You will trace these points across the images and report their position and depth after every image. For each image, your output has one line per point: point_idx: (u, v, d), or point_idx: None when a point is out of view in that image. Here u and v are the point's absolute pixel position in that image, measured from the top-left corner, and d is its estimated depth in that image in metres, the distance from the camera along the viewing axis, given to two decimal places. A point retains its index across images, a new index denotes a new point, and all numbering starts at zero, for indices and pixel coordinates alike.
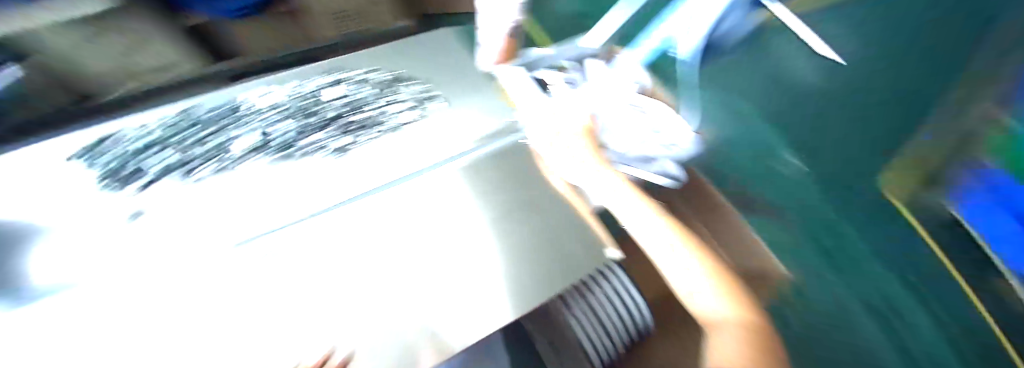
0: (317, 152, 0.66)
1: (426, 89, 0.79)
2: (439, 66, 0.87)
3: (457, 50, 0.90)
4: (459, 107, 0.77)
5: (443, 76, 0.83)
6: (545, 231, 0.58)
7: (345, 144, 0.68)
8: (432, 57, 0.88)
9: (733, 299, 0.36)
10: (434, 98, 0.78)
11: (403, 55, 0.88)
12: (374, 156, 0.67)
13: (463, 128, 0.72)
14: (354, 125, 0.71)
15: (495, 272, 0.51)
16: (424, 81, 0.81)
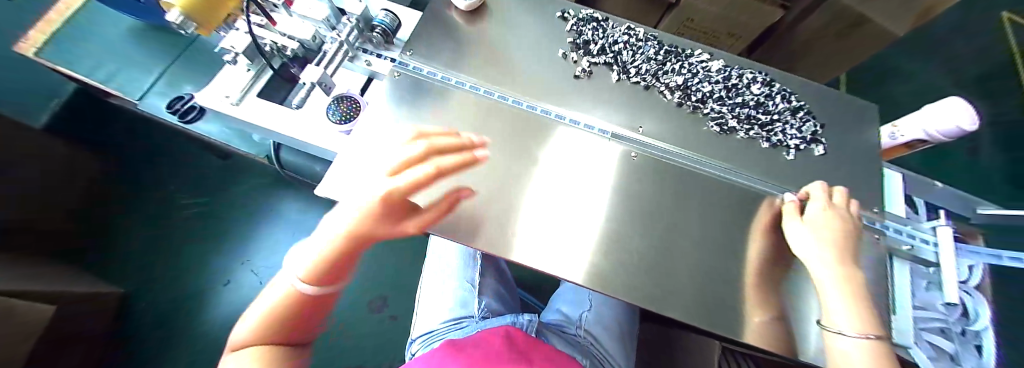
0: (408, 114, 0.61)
1: (580, 60, 0.68)
2: (553, 33, 0.70)
3: (582, 11, 0.72)
4: (593, 78, 0.67)
5: (561, 46, 0.69)
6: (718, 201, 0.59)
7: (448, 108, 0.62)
8: (549, 22, 0.71)
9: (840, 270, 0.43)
10: (582, 69, 0.67)
11: (520, 18, 0.71)
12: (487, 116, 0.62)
13: (606, 98, 0.66)
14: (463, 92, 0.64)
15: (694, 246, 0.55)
16: (573, 49, 0.68)
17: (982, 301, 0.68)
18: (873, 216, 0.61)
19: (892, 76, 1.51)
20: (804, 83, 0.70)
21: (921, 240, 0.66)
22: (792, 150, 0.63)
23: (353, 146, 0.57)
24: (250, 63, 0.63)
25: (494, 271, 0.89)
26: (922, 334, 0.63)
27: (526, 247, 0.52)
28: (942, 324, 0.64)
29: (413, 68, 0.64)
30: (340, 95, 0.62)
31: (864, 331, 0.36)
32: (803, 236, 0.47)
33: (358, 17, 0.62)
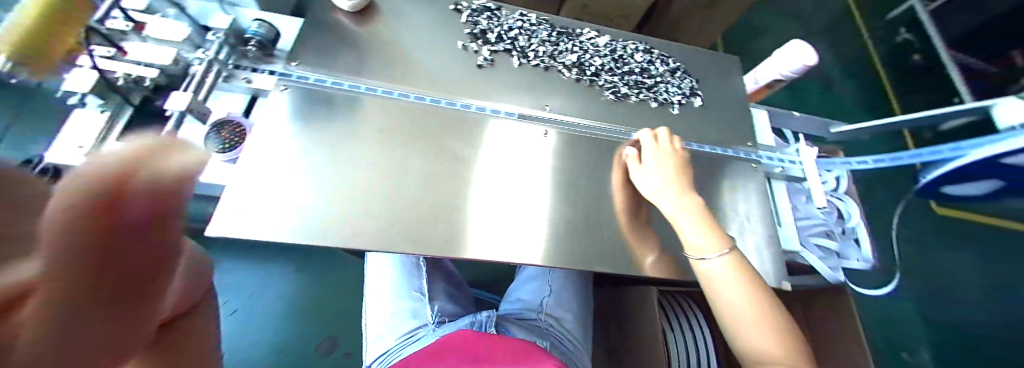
0: (307, 128, 0.58)
1: (478, 50, 0.70)
2: (448, 26, 0.71)
3: (473, 2, 0.74)
4: (494, 66, 0.69)
5: (457, 38, 0.70)
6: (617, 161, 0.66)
7: (351, 115, 0.60)
8: (442, 17, 0.72)
9: (687, 196, 0.57)
10: (482, 58, 0.69)
11: (412, 14, 0.71)
12: (395, 117, 0.62)
13: (509, 83, 0.69)
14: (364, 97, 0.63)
15: (602, 205, 0.61)
16: (470, 39, 0.70)
17: (851, 202, 0.83)
18: (748, 149, 0.75)
19: (764, 37, 1.79)
20: (680, 47, 0.79)
21: (790, 161, 0.79)
22: (675, 105, 0.72)
23: (243, 174, 0.53)
24: (102, 103, 0.55)
25: (441, 273, 0.85)
26: (809, 240, 0.76)
27: (458, 240, 0.55)
28: (824, 228, 0.77)
29: (307, 80, 0.62)
30: (221, 120, 0.57)
31: (720, 251, 0.53)
32: (652, 182, 0.60)
33: (225, 31, 0.58)
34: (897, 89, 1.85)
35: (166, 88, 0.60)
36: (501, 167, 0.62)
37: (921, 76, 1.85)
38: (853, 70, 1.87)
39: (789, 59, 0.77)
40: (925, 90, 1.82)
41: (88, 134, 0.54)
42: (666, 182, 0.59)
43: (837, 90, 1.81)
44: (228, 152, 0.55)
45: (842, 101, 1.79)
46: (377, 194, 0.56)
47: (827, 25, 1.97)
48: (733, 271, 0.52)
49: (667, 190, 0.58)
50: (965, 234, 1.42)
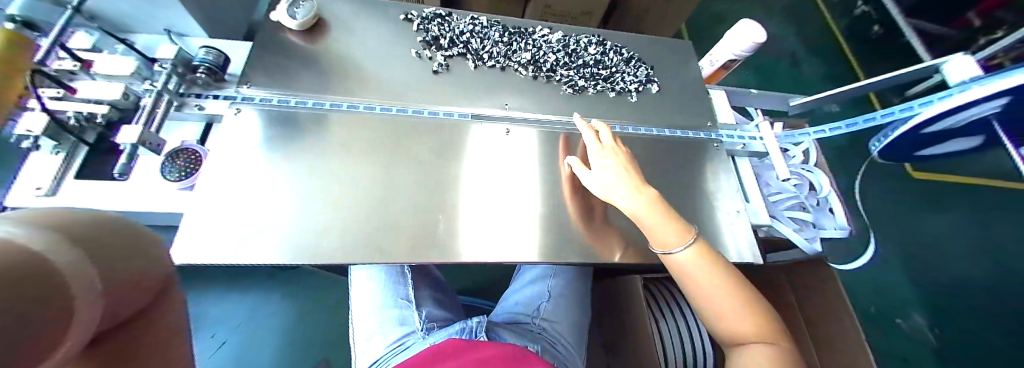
0: (266, 148, 0.58)
1: (433, 57, 0.71)
2: (400, 35, 0.72)
3: (424, 10, 0.76)
4: (450, 71, 0.71)
5: (410, 46, 0.72)
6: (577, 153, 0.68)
7: (310, 131, 0.61)
8: (394, 27, 0.73)
9: (637, 186, 0.57)
10: (438, 63, 0.70)
11: (364, 26, 0.72)
12: (353, 128, 0.63)
13: (466, 86, 0.71)
14: (321, 111, 0.63)
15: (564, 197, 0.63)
16: (423, 46, 0.72)
17: (821, 172, 0.83)
18: (708, 129, 0.77)
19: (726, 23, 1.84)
20: (632, 37, 0.82)
21: (751, 138, 0.80)
22: (633, 93, 0.75)
23: (204, 200, 0.53)
24: (55, 144, 0.55)
25: (427, 280, 0.82)
26: (782, 213, 0.78)
27: (427, 244, 0.56)
28: (796, 201, 0.80)
29: (262, 101, 0.62)
30: (177, 149, 0.57)
31: (684, 243, 0.53)
32: (600, 179, 0.59)
33: (172, 60, 0.58)
34: (862, 58, 1.90)
35: (117, 123, 0.59)
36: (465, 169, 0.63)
37: (883, 44, 1.91)
38: (817, 45, 1.93)
39: (737, 38, 0.79)
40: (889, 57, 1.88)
41: (44, 176, 0.53)
42: (618, 175, 0.58)
43: (804, 66, 1.85)
44: (184, 179, 0.55)
45: (811, 75, 1.83)
46: (342, 206, 0.57)
47: (787, 4, 2.04)
48: (702, 263, 0.52)
49: (618, 182, 0.58)
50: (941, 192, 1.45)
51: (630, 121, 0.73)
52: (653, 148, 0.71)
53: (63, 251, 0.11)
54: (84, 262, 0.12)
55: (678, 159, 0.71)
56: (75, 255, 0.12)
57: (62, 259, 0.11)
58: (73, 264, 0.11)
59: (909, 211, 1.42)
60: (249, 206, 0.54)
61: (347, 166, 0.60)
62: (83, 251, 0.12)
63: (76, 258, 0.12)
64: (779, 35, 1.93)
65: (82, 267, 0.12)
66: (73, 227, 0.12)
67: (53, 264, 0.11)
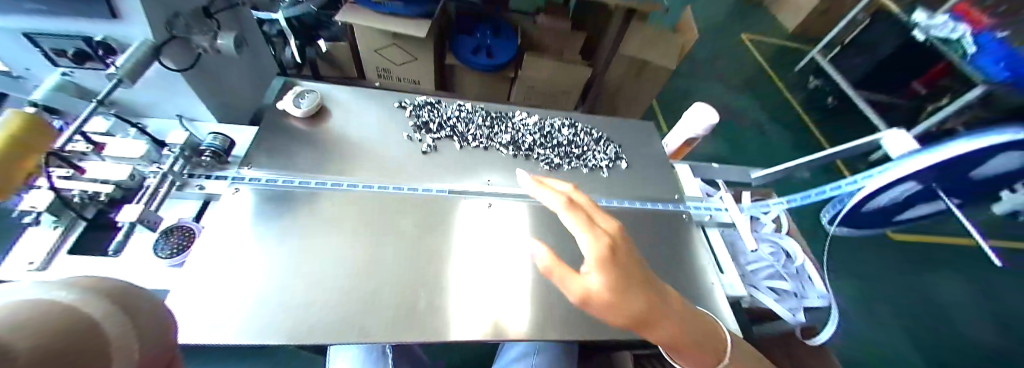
0: (258, 224, 0.62)
1: (422, 142, 0.80)
2: (393, 121, 0.82)
3: (414, 99, 0.87)
4: (439, 152, 0.79)
5: (401, 130, 0.81)
6: (555, 225, 0.73)
7: (305, 206, 0.66)
8: (389, 113, 0.83)
9: (619, 277, 0.41)
10: (429, 146, 0.79)
11: (362, 112, 0.82)
12: (346, 204, 0.68)
13: (454, 164, 0.78)
14: (315, 189, 0.68)
15: (543, 269, 0.67)
16: (414, 132, 0.81)
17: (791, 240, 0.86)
18: (676, 201, 0.84)
19: (695, 97, 2.06)
20: (599, 120, 0.94)
21: (716, 208, 0.86)
22: (605, 169, 0.84)
23: (191, 278, 0.55)
24: (55, 220, 0.57)
25: (409, 361, 0.74)
26: (761, 282, 0.80)
27: (412, 319, 0.57)
28: (773, 270, 0.81)
29: (262, 181, 0.67)
30: (172, 227, 0.60)
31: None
32: (582, 285, 0.40)
33: (180, 146, 0.64)
34: (819, 127, 2.12)
35: (119, 201, 0.62)
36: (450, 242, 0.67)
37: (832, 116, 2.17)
38: (779, 115, 2.14)
39: (694, 121, 0.89)
40: (840, 127, 2.11)
41: (39, 250, 0.55)
42: (597, 272, 0.40)
43: (770, 133, 2.03)
44: (174, 257, 0.57)
45: (778, 141, 2.00)
46: (329, 281, 0.59)
47: (746, 79, 2.29)
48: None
49: (598, 282, 0.40)
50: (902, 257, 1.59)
51: (604, 194, 0.80)
52: (625, 221, 0.76)
53: (110, 313, 0.15)
54: (124, 323, 0.16)
55: (652, 229, 0.77)
56: (115, 317, 0.15)
57: (108, 320, 0.15)
58: (112, 325, 0.15)
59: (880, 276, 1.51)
60: (235, 284, 0.55)
61: (337, 241, 0.63)
62: (123, 313, 0.16)
63: (115, 317, 0.15)
64: (743, 105, 2.13)
65: (119, 326, 0.15)
66: (119, 297, 0.16)
67: (103, 324, 0.15)
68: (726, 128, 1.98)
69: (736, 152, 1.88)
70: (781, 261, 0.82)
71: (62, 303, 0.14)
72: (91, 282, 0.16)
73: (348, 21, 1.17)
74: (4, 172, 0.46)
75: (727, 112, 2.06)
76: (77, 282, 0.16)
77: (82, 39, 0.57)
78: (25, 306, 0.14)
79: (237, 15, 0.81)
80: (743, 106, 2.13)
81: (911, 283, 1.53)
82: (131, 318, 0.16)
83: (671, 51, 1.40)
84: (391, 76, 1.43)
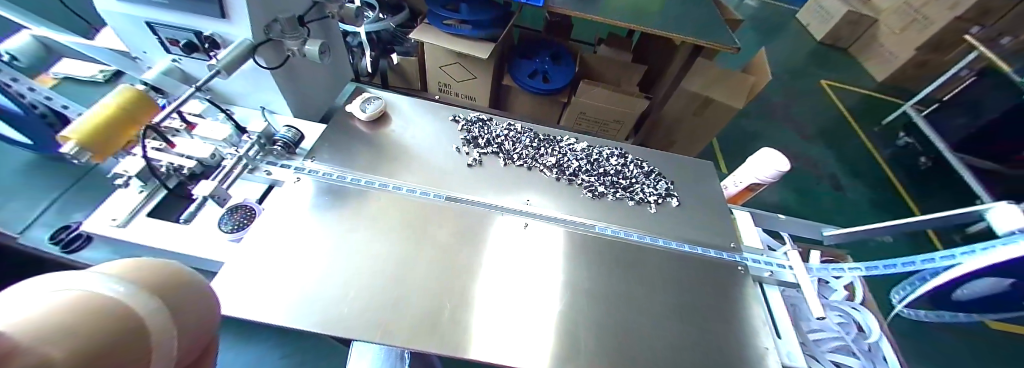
0: (315, 212, 0.66)
1: (470, 155, 0.82)
2: (446, 132, 0.85)
3: (467, 114, 0.90)
4: (484, 167, 0.80)
5: (452, 140, 0.84)
6: (594, 255, 0.70)
7: (358, 202, 0.69)
8: (442, 125, 0.87)
9: None
10: (476, 160, 0.81)
11: (418, 121, 0.86)
12: (392, 204, 0.70)
13: (497, 180, 0.79)
14: (367, 187, 0.72)
15: (577, 299, 0.63)
16: (463, 144, 0.83)
17: (868, 313, 0.76)
18: (732, 250, 0.76)
19: (757, 140, 1.92)
20: (651, 153, 0.91)
21: (778, 265, 0.77)
22: (653, 204, 0.80)
23: (247, 254, 0.59)
24: (142, 184, 0.64)
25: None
26: (826, 357, 0.69)
27: (436, 331, 0.56)
28: (841, 343, 0.70)
29: (321, 174, 0.72)
30: (236, 205, 0.66)
31: None
32: None
33: (259, 134, 0.71)
34: (903, 189, 1.86)
35: (198, 175, 0.70)
36: (484, 257, 0.66)
37: (918, 180, 1.92)
38: (855, 169, 1.91)
39: (758, 166, 0.82)
40: (925, 193, 1.86)
41: (122, 210, 0.61)
42: None
43: (843, 188, 1.81)
44: (235, 231, 0.62)
45: (853, 199, 1.77)
46: (364, 278, 0.60)
47: (821, 126, 2.09)
48: None
49: None
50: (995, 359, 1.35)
51: (646, 230, 0.76)
52: (665, 261, 0.71)
53: (156, 312, 0.19)
54: (165, 318, 0.19)
55: (700, 275, 0.71)
56: (161, 315, 0.19)
57: (152, 319, 0.19)
58: (154, 321, 0.19)
59: None
60: (281, 266, 0.58)
61: (376, 240, 0.65)
62: (164, 309, 0.20)
63: (159, 313, 0.19)
64: (813, 154, 1.94)
65: (161, 321, 0.19)
66: (165, 290, 0.20)
67: (147, 322, 0.18)
68: (791, 178, 1.80)
69: (801, 204, 1.70)
70: (851, 334, 0.72)
71: (117, 300, 0.18)
72: (141, 270, 0.20)
73: (420, 39, 1.27)
74: (107, 139, 0.55)
75: (793, 158, 1.89)
76: (127, 273, 0.20)
77: (194, 32, 0.67)
78: (78, 301, 0.17)
79: (326, 25, 0.91)
80: (812, 155, 1.93)
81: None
82: (171, 310, 0.20)
83: (736, 89, 1.33)
84: (447, 92, 1.51)
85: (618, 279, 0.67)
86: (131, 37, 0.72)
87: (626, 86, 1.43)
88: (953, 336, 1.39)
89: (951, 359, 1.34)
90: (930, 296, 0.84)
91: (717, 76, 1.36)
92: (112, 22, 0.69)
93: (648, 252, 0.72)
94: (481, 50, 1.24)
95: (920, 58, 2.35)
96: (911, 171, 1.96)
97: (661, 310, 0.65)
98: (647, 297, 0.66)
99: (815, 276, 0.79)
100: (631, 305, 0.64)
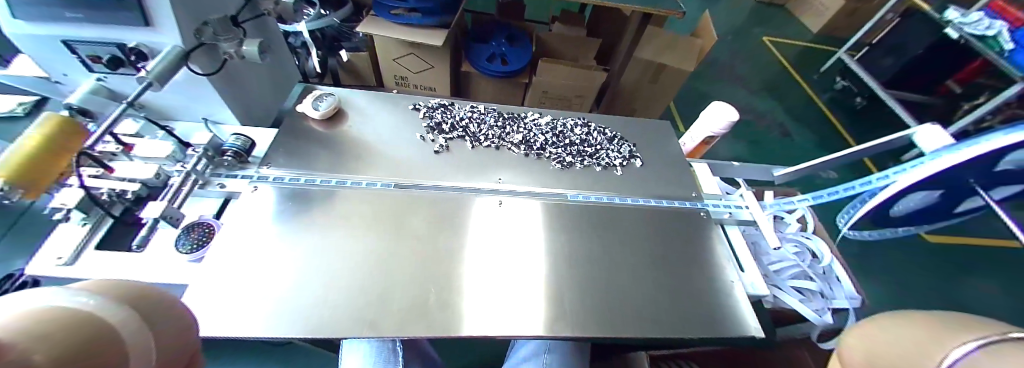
0: (282, 219, 0.64)
1: (438, 142, 0.81)
2: (409, 122, 0.84)
3: (428, 102, 0.89)
4: (454, 153, 0.80)
5: (416, 130, 0.83)
6: (570, 223, 0.73)
7: (327, 204, 0.67)
8: (404, 115, 0.85)
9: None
10: (444, 146, 0.80)
11: (377, 114, 0.84)
12: (363, 202, 0.69)
13: (468, 164, 0.79)
14: (333, 188, 0.70)
15: (559, 264, 0.66)
16: (428, 132, 0.82)
17: (819, 239, 0.81)
18: (694, 199, 0.82)
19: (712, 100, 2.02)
20: (612, 119, 0.94)
21: (736, 206, 0.83)
22: (619, 167, 0.84)
23: (213, 272, 0.56)
24: (84, 217, 0.59)
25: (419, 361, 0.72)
26: (786, 282, 0.76)
27: (425, 318, 0.56)
28: (800, 269, 0.77)
29: (279, 180, 0.69)
30: (192, 224, 0.62)
31: None
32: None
33: (205, 146, 0.68)
34: (842, 128, 2.04)
35: (145, 198, 0.65)
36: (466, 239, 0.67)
37: (854, 119, 2.11)
38: (800, 116, 2.07)
39: (712, 118, 0.86)
40: (860, 129, 2.06)
41: (67, 247, 0.56)
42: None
43: (792, 135, 1.96)
44: (194, 251, 0.58)
45: (801, 143, 1.92)
46: (345, 279, 0.59)
47: (767, 80, 2.24)
48: None
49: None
50: (926, 268, 1.55)
51: (616, 192, 0.79)
52: (637, 218, 0.75)
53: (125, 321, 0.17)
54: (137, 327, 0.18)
55: (668, 225, 0.75)
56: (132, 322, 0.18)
57: (124, 326, 0.17)
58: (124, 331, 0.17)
59: (904, 290, 1.47)
60: (255, 278, 0.56)
61: (352, 239, 0.64)
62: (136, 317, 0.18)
63: (131, 320, 0.18)
64: (762, 106, 2.08)
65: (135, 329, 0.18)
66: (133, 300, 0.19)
67: (118, 330, 0.17)
68: (746, 131, 1.93)
69: (757, 154, 1.82)
70: (807, 261, 0.80)
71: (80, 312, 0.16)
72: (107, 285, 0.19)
73: (368, 31, 1.22)
74: (39, 173, 0.50)
75: (746, 112, 2.01)
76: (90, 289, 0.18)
77: (117, 45, 0.61)
78: (36, 315, 0.16)
79: (261, 23, 0.86)
80: (762, 107, 2.07)
81: (934, 287, 1.50)
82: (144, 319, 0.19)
83: (685, 52, 1.39)
84: (406, 84, 1.48)
85: (595, 241, 0.70)
86: (45, 59, 0.64)
87: (584, 59, 1.46)
88: (891, 252, 1.58)
89: (892, 272, 1.52)
90: (865, 216, 0.94)
91: (668, 41, 1.41)
92: (24, 48, 0.62)
93: (620, 211, 0.76)
94: (434, 38, 1.22)
95: (848, 5, 2.53)
96: (847, 111, 2.15)
97: (638, 263, 0.69)
98: (625, 254, 0.69)
99: (771, 212, 0.86)
100: (610, 263, 0.68)
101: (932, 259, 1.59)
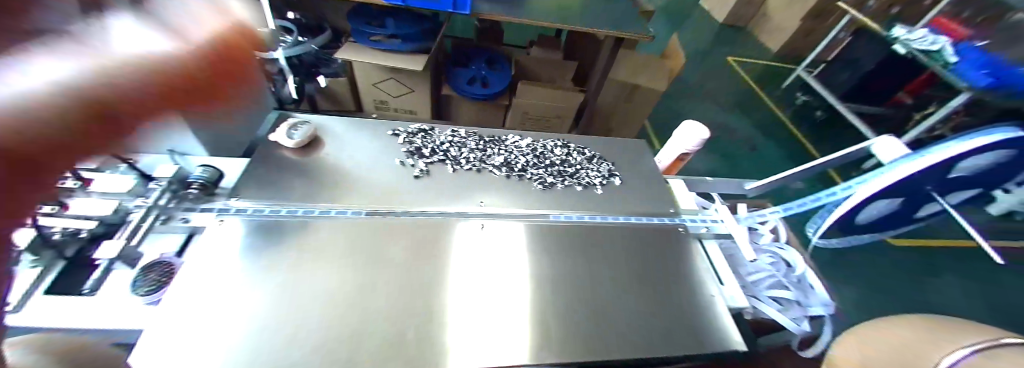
0: (251, 253, 0.61)
1: (417, 166, 0.81)
2: (387, 147, 0.83)
3: (408, 126, 0.89)
4: (433, 178, 0.80)
5: (394, 155, 0.82)
6: (552, 244, 0.72)
7: (301, 234, 0.65)
8: (383, 140, 0.85)
9: None
10: (423, 170, 0.80)
11: (354, 140, 0.83)
12: (338, 231, 0.67)
13: (448, 188, 0.78)
14: (308, 218, 0.68)
15: (541, 288, 0.65)
16: (407, 157, 0.82)
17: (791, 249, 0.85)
18: (672, 215, 0.83)
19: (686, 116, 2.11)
20: (590, 139, 0.97)
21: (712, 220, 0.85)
22: (598, 185, 0.85)
23: (169, 315, 0.52)
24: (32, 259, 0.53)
25: None
26: (765, 294, 0.77)
27: (401, 354, 0.53)
28: (776, 280, 0.79)
29: (249, 212, 0.67)
30: (152, 263, 0.58)
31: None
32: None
33: (169, 178, 0.66)
34: (807, 140, 2.16)
35: (101, 237, 0.60)
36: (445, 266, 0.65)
37: (818, 131, 2.23)
38: (769, 129, 2.18)
39: (685, 136, 0.90)
40: (824, 140, 2.17)
41: None
42: None
43: (763, 147, 2.05)
44: (151, 293, 0.54)
45: (771, 155, 2.02)
46: (316, 315, 0.56)
47: (736, 96, 2.36)
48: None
49: None
50: (896, 271, 1.61)
51: (596, 211, 0.80)
52: (618, 236, 0.76)
53: None
54: None
55: (649, 243, 0.76)
56: None
57: None
58: None
59: (879, 294, 1.51)
60: (217, 319, 0.53)
61: (324, 272, 0.61)
62: None
63: None
64: (733, 121, 2.18)
65: None
66: None
67: None
68: (720, 145, 2.01)
69: (731, 167, 1.89)
70: (783, 271, 0.81)
71: None
72: None
73: (348, 58, 1.23)
74: None
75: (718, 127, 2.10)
76: None
77: None
78: None
79: None
80: (733, 122, 2.17)
81: (906, 290, 1.55)
82: None
83: (658, 72, 1.46)
84: (387, 108, 1.48)
85: (577, 262, 0.70)
86: None
87: (562, 81, 1.50)
88: (863, 258, 1.64)
89: (865, 277, 1.57)
90: (836, 224, 0.98)
91: (641, 62, 1.48)
92: None
93: (601, 230, 0.76)
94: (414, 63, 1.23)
95: (804, 26, 2.74)
96: (811, 124, 2.28)
97: (621, 282, 0.68)
98: (607, 273, 0.69)
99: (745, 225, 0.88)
100: (593, 284, 0.67)
101: (901, 262, 1.65)
